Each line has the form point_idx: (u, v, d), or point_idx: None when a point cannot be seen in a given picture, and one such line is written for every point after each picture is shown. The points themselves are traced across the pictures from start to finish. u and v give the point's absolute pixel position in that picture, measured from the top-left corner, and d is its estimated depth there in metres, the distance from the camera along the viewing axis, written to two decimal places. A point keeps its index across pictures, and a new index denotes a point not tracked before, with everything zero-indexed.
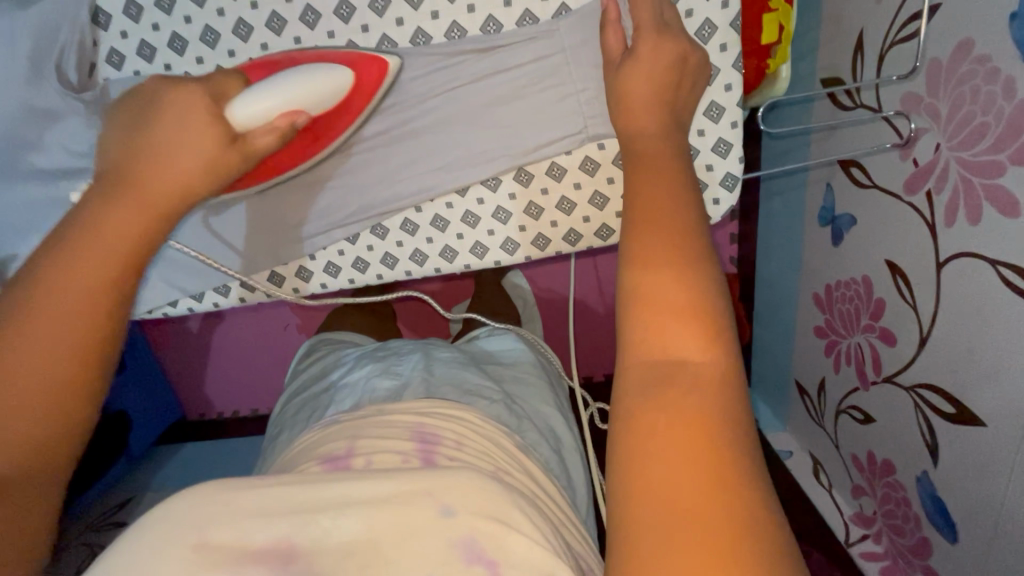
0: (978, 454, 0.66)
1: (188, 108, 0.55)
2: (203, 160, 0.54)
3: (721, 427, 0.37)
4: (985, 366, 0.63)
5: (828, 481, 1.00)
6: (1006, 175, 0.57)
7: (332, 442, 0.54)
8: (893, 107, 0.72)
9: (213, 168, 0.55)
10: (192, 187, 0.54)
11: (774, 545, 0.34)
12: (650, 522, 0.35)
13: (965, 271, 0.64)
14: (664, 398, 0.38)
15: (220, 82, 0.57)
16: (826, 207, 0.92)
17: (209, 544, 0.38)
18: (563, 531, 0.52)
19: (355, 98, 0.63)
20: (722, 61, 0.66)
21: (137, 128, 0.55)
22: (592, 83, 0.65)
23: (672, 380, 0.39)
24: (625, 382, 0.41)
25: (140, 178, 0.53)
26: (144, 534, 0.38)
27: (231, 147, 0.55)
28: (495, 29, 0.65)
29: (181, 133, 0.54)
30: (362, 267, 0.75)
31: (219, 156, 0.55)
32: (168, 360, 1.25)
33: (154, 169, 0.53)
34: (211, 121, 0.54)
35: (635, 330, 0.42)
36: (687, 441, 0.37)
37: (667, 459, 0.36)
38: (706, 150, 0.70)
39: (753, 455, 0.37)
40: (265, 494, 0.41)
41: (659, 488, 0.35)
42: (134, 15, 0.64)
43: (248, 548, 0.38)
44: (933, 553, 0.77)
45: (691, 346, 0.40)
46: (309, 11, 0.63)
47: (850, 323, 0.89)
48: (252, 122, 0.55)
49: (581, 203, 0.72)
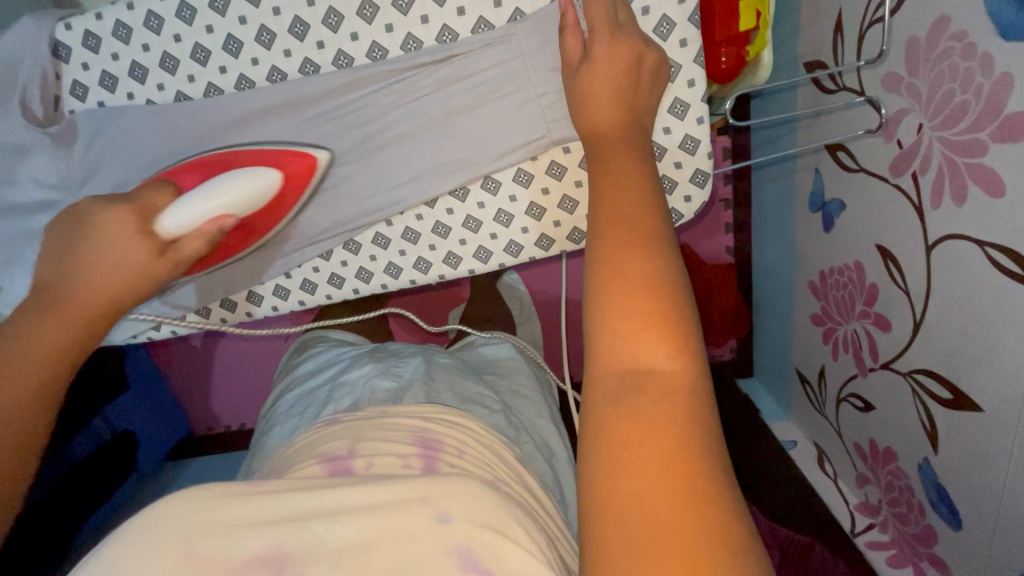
0: (977, 440, 0.64)
1: (114, 226, 0.56)
2: (130, 273, 0.56)
3: (691, 434, 0.37)
4: (978, 350, 0.62)
5: (834, 470, 0.99)
6: (989, 154, 0.56)
7: (333, 441, 0.52)
8: (874, 89, 0.70)
9: (143, 278, 0.56)
10: (122, 296, 0.56)
11: (747, 554, 0.33)
12: (621, 533, 0.34)
13: (954, 254, 0.62)
14: (634, 407, 0.38)
15: (146, 196, 0.58)
16: (815, 193, 0.90)
17: (196, 557, 0.36)
18: (559, 547, 0.51)
19: (288, 190, 0.66)
20: (683, 57, 0.65)
21: (70, 248, 0.56)
22: (553, 87, 0.65)
23: (641, 388, 0.39)
24: (595, 390, 0.40)
25: (70, 296, 0.54)
26: (129, 539, 0.36)
27: (161, 257, 0.57)
28: (451, 38, 0.64)
29: (112, 248, 0.55)
30: (338, 284, 0.75)
31: (150, 267, 0.56)
32: (173, 376, 1.27)
33: (87, 285, 0.55)
34: (139, 234, 0.56)
35: (604, 338, 0.41)
36: (658, 450, 0.36)
37: (639, 469, 0.36)
38: (673, 147, 0.69)
39: (722, 463, 0.37)
40: (255, 504, 0.39)
41: (631, 499, 0.35)
42: (92, 46, 0.64)
43: (237, 558, 0.37)
44: (938, 541, 0.76)
45: (659, 353, 0.40)
46: (264, 31, 0.63)
47: (845, 309, 0.87)
48: (180, 230, 0.56)
49: (551, 208, 0.71)
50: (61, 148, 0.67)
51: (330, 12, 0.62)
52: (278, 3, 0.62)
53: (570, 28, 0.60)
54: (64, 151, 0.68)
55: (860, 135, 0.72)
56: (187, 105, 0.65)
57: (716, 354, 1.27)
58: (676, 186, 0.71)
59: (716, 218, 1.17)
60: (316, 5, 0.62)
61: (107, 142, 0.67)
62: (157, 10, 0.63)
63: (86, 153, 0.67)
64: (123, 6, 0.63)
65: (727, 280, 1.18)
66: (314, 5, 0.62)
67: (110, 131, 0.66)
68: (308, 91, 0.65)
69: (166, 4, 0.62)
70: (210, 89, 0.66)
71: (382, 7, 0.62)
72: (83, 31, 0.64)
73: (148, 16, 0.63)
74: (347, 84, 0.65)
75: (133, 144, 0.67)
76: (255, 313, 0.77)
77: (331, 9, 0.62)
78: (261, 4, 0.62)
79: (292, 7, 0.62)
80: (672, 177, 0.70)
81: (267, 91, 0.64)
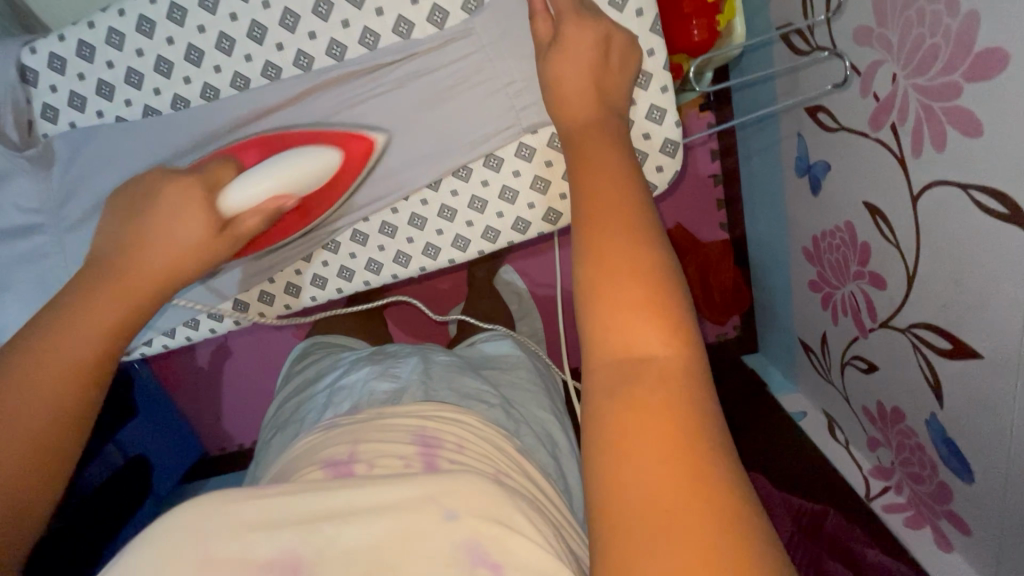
0: (981, 389, 0.63)
1: (178, 201, 0.55)
2: (184, 249, 0.55)
3: (691, 419, 0.36)
4: (973, 295, 0.61)
5: (845, 437, 0.98)
6: (963, 95, 0.55)
7: (334, 445, 0.51)
8: (845, 42, 0.70)
9: (196, 255, 0.56)
10: (180, 269, 0.55)
11: (763, 546, 0.32)
12: (631, 534, 0.33)
13: (941, 201, 0.61)
14: (632, 397, 0.37)
15: (212, 170, 0.57)
16: (801, 157, 0.89)
17: (214, 561, 0.35)
18: (565, 536, 0.52)
19: (348, 170, 0.65)
20: (640, 27, 0.64)
21: (132, 222, 0.56)
22: (519, 75, 0.65)
23: (637, 375, 0.38)
24: (592, 383, 0.40)
25: (128, 266, 0.54)
26: (143, 547, 0.36)
27: (219, 236, 0.56)
28: (407, 29, 0.64)
29: (172, 224, 0.55)
30: (320, 285, 0.75)
31: (209, 243, 0.55)
32: (186, 398, 1.28)
33: (145, 262, 0.54)
34: (200, 207, 0.55)
35: (597, 327, 0.41)
36: (661, 438, 0.35)
37: (644, 458, 0.35)
38: (640, 118, 0.68)
39: (728, 455, 0.36)
40: (270, 507, 0.39)
41: (639, 490, 0.34)
42: (59, 68, 0.66)
43: (253, 562, 0.36)
44: (953, 498, 0.74)
45: (649, 338, 0.39)
46: (224, 38, 0.64)
47: (841, 273, 0.86)
48: (241, 207, 0.55)
49: (524, 188, 0.71)
50: (40, 172, 0.68)
51: (286, 14, 0.63)
52: (234, 9, 0.63)
53: (541, 14, 0.59)
54: (43, 174, 0.68)
55: (828, 89, 0.73)
56: (154, 119, 0.66)
57: (720, 332, 1.26)
58: (647, 157, 0.70)
59: (706, 195, 1.19)
60: (271, 7, 0.63)
61: (81, 163, 0.68)
62: (118, 27, 0.64)
63: (64, 174, 0.68)
64: (84, 26, 0.64)
65: (726, 255, 1.21)
66: (269, 8, 0.63)
67: (85, 152, 0.67)
68: (269, 94, 0.64)
69: (126, 20, 0.64)
70: (176, 101, 0.67)
71: (337, 4, 0.63)
72: (48, 53, 0.65)
73: (109, 33, 0.64)
74: (308, 89, 0.64)
75: (107, 164, 0.68)
76: (242, 321, 0.75)
77: (287, 10, 0.63)
78: (218, 11, 0.63)
79: (248, 12, 0.63)
80: (642, 149, 0.70)
81: (232, 97, 0.65)
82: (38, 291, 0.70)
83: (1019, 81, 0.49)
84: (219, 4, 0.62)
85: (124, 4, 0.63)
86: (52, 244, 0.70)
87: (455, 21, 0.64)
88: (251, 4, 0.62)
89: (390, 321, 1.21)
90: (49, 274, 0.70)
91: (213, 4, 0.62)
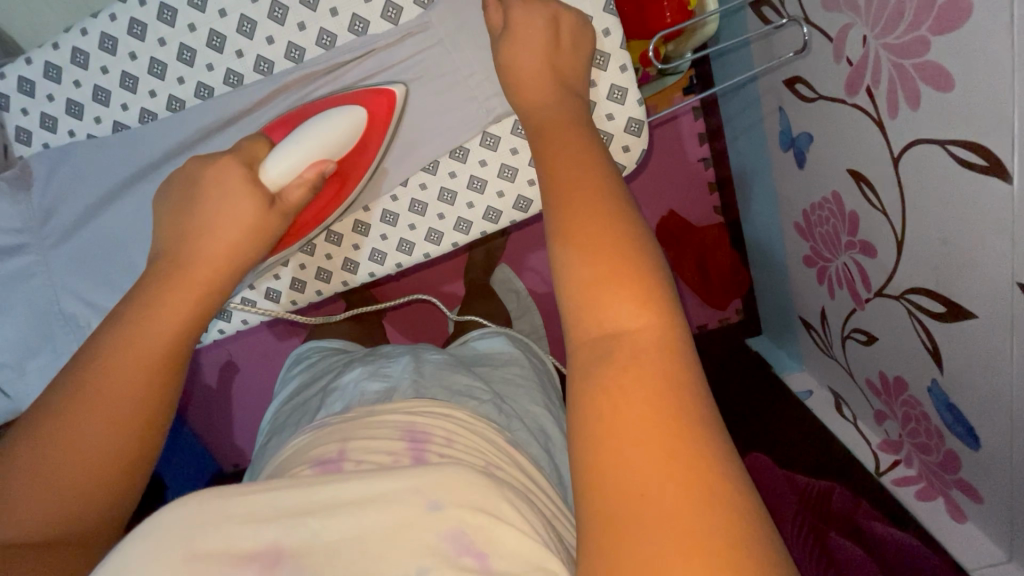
0: (978, 350, 0.61)
1: (222, 181, 0.55)
2: (252, 230, 0.55)
3: (669, 395, 0.35)
4: (961, 255, 0.59)
5: (852, 413, 0.96)
6: (932, 49, 0.54)
7: (323, 445, 0.51)
8: (815, 9, 0.69)
9: (258, 234, 0.55)
10: (245, 252, 0.55)
11: (744, 520, 0.32)
12: (614, 523, 0.32)
13: (922, 160, 0.60)
14: (612, 380, 0.36)
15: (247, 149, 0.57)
16: (784, 132, 0.88)
17: (199, 553, 0.35)
18: (555, 526, 0.51)
19: (377, 124, 0.64)
20: (593, 7, 0.64)
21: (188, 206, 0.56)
22: (479, 64, 0.66)
23: (615, 352, 0.37)
24: (574, 367, 0.39)
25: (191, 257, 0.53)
26: (132, 543, 0.35)
27: (271, 210, 0.56)
28: (363, 26, 0.65)
29: (228, 207, 0.54)
30: (300, 289, 0.76)
31: (266, 222, 0.56)
32: (197, 418, 1.29)
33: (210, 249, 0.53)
34: (248, 189, 0.55)
35: (577, 304, 0.40)
36: (643, 416, 0.34)
37: (627, 440, 0.34)
38: (601, 100, 0.68)
39: (713, 429, 0.35)
40: (257, 501, 0.38)
41: (625, 471, 0.33)
42: (28, 90, 0.68)
43: (236, 553, 0.35)
44: (962, 466, 0.73)
45: (624, 312, 0.38)
46: (184, 49, 0.65)
47: (833, 245, 0.85)
48: (284, 181, 0.56)
49: (491, 178, 0.71)
50: (16, 191, 0.70)
51: (243, 21, 0.64)
52: (192, 20, 0.64)
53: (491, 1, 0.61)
54: (21, 193, 0.70)
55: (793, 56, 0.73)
56: (124, 133, 0.68)
57: (723, 317, 1.24)
58: (612, 138, 0.69)
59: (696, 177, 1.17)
60: (228, 15, 0.64)
61: (57, 182, 0.69)
62: (82, 46, 0.66)
63: (42, 193, 0.70)
64: (50, 48, 0.66)
65: (721, 239, 1.19)
66: (226, 16, 0.64)
67: (59, 171, 0.69)
68: (232, 100, 0.66)
69: (88, 39, 0.65)
70: (143, 115, 0.68)
71: (291, 7, 0.64)
72: (18, 78, 0.68)
73: (74, 53, 0.66)
74: (271, 91, 0.65)
75: (84, 183, 0.69)
76: (227, 329, 0.77)
77: (243, 17, 0.64)
78: (177, 23, 0.64)
79: (206, 21, 0.64)
80: (607, 130, 0.69)
81: (196, 106, 0.66)
82: (27, 311, 0.72)
83: (985, 23, 0.48)
84: (177, 17, 0.64)
85: (85, 23, 0.65)
86: (37, 262, 0.72)
87: (409, 15, 0.65)
88: (208, 14, 0.64)
89: (387, 322, 1.21)
90: (36, 292, 0.72)
91: (172, 16, 0.64)
